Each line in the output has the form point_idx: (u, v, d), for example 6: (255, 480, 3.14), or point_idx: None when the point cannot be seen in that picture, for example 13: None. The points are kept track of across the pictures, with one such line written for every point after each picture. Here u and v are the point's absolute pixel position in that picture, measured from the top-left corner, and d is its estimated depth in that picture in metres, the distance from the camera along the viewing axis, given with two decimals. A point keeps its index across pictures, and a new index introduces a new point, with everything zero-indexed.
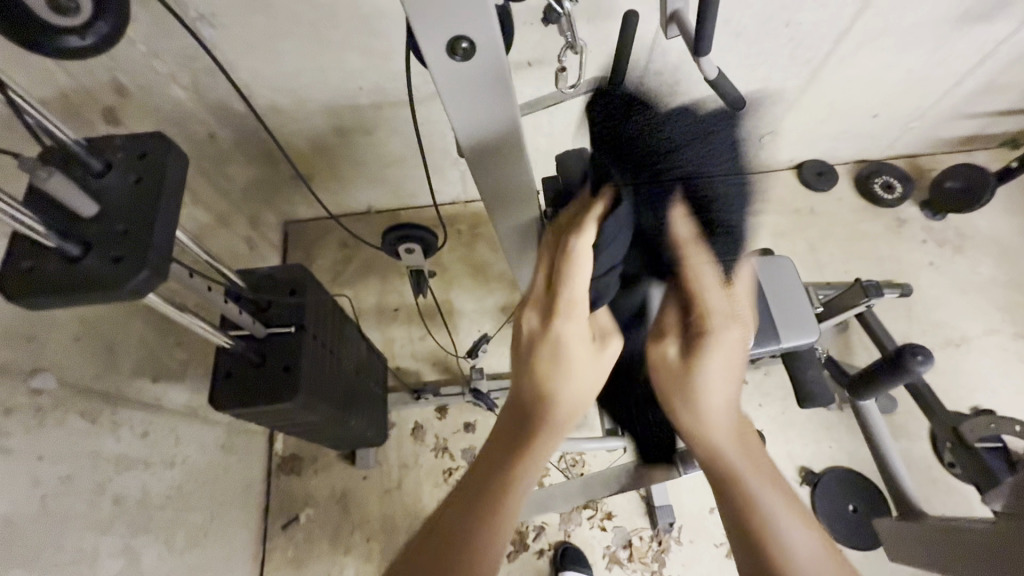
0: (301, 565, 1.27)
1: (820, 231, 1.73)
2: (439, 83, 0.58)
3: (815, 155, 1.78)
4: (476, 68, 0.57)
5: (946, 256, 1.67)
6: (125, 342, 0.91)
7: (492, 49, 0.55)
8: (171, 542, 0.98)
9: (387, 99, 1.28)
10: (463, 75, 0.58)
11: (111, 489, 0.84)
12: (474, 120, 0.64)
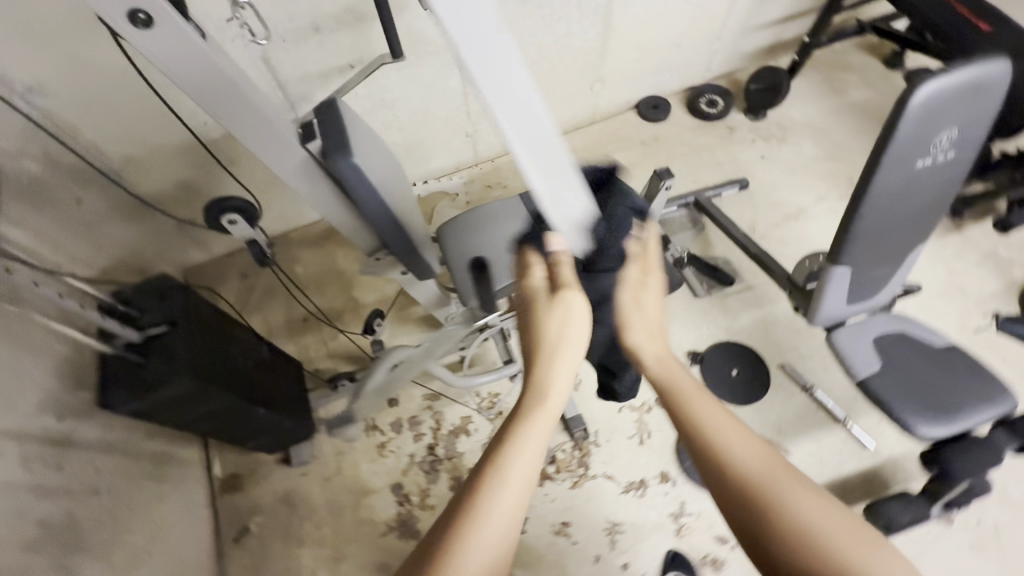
0: (261, 568, 1.33)
1: (665, 153, 1.95)
2: (151, 58, 0.64)
3: (646, 92, 2.00)
4: (170, 35, 0.62)
5: (773, 147, 1.93)
6: (23, 385, 0.98)
7: (160, 13, 0.60)
8: (113, 558, 1.03)
9: None
10: (168, 57, 0.64)
11: (32, 512, 0.90)
12: (207, 90, 0.68)
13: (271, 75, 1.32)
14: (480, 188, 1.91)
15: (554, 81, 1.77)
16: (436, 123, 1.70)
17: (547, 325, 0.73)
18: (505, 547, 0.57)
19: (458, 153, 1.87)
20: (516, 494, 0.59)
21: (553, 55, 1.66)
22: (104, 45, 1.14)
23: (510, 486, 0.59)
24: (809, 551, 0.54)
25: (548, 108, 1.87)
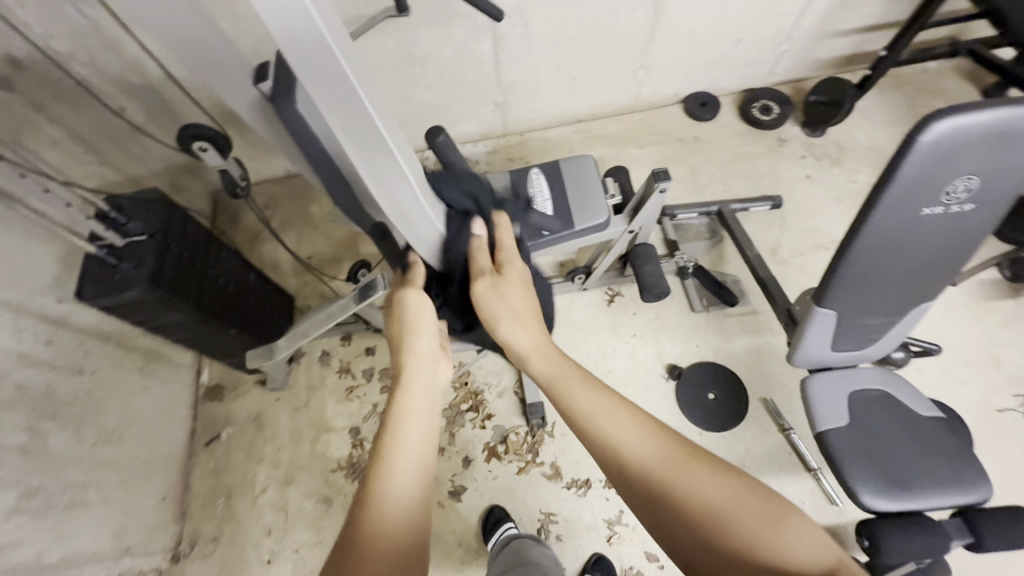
0: (220, 474, 1.43)
1: (702, 155, 1.83)
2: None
3: (697, 86, 1.87)
4: None
5: (823, 169, 1.77)
6: (29, 264, 1.08)
7: None
8: (80, 433, 1.15)
9: None
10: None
11: (12, 377, 1.02)
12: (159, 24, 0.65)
13: None
14: (501, 160, 1.88)
15: (595, 62, 1.68)
16: (466, 87, 1.68)
17: (405, 319, 0.80)
18: (412, 518, 0.63)
19: (486, 121, 1.84)
20: (412, 467, 0.66)
21: (595, 33, 1.58)
22: None
23: (407, 468, 0.66)
24: (690, 515, 0.57)
25: (586, 89, 1.79)
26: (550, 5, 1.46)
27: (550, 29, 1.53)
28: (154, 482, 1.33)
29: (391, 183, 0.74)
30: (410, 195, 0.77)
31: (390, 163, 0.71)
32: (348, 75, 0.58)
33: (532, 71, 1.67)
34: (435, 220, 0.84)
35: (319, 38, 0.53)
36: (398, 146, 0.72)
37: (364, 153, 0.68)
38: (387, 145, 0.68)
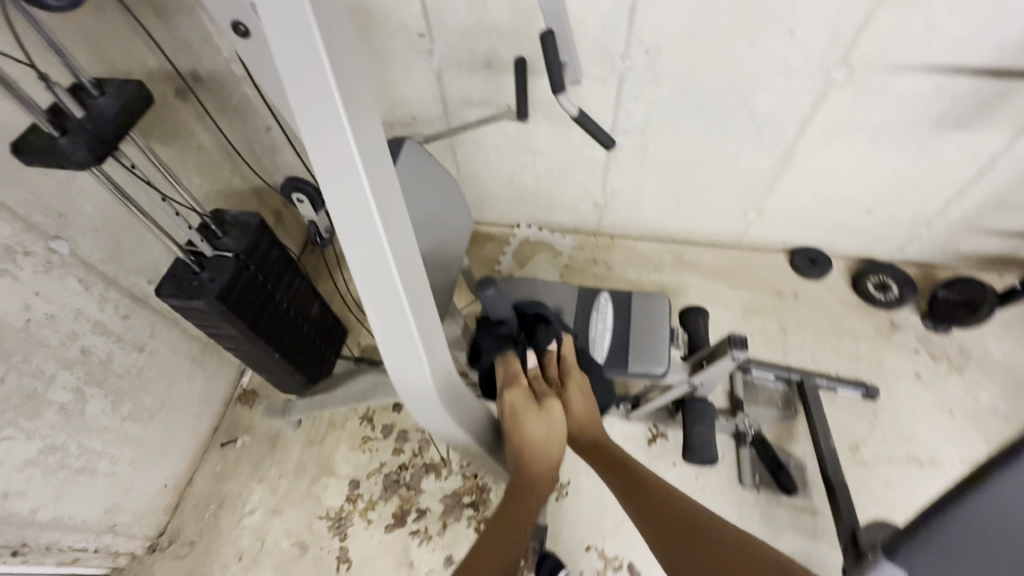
0: (221, 480, 1.46)
1: (797, 314, 1.68)
2: None
3: (811, 242, 1.75)
4: None
5: (937, 372, 1.55)
6: (135, 246, 1.22)
7: None
8: (117, 405, 1.22)
9: (397, 118, 1.55)
10: None
11: (82, 340, 1.12)
12: None
13: (439, 89, 1.45)
14: (585, 258, 1.86)
15: (705, 193, 1.64)
16: (570, 184, 1.70)
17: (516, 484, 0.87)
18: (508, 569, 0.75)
19: (581, 217, 1.84)
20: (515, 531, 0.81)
21: (712, 168, 1.54)
22: None
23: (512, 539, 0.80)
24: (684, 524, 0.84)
25: (689, 215, 1.74)
26: (672, 133, 1.46)
27: (667, 154, 1.53)
28: (163, 467, 1.38)
29: (376, 277, 0.60)
30: (391, 293, 0.61)
31: (383, 270, 0.59)
32: (333, 93, 0.50)
33: (639, 185, 1.66)
34: (420, 344, 0.64)
35: (307, 35, 0.48)
36: (400, 229, 0.60)
37: (344, 208, 0.56)
38: (369, 206, 0.56)
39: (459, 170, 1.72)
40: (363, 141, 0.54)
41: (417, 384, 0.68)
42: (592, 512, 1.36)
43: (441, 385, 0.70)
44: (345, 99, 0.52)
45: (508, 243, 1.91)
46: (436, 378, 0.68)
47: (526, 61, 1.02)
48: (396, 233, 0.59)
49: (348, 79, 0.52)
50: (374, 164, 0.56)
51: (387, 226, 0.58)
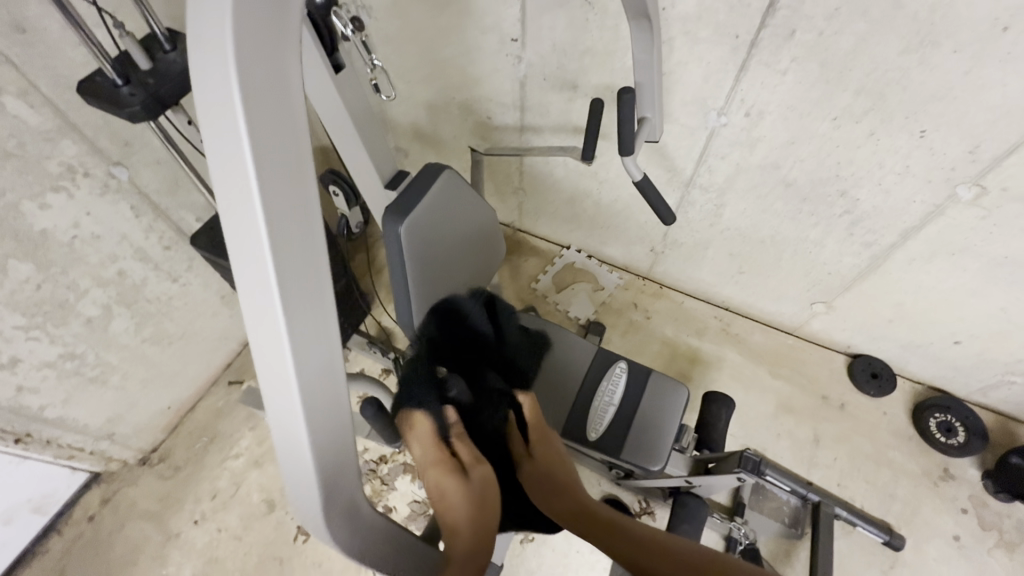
0: (219, 417, 1.52)
1: (838, 427, 1.52)
2: None
3: (879, 354, 1.56)
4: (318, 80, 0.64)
5: (979, 541, 1.37)
6: (191, 183, 1.25)
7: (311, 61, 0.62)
8: (140, 327, 1.28)
9: (472, 114, 1.50)
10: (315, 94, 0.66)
11: (120, 263, 1.17)
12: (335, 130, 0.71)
13: (520, 96, 1.38)
14: (627, 299, 1.76)
15: (773, 272, 1.49)
16: (631, 222, 1.60)
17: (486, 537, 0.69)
18: None
19: (634, 257, 1.74)
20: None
21: (788, 249, 1.39)
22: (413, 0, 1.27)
23: None
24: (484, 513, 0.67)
25: (750, 288, 1.59)
26: (753, 203, 1.32)
27: (742, 222, 1.39)
28: (171, 390, 1.44)
29: (267, 361, 0.42)
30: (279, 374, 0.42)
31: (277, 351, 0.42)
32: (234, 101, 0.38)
33: (704, 244, 1.53)
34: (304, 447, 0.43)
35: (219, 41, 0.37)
36: (296, 253, 0.42)
37: (228, 213, 0.40)
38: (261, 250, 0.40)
39: (523, 178, 1.66)
40: (270, 165, 0.40)
41: (301, 496, 0.44)
42: (552, 566, 1.31)
43: (336, 516, 0.46)
44: (247, 68, 0.38)
45: (553, 262, 1.84)
46: (333, 484, 0.46)
47: (602, 103, 0.95)
48: (292, 260, 0.42)
49: (269, 86, 0.40)
50: (279, 161, 0.40)
51: (276, 246, 0.40)
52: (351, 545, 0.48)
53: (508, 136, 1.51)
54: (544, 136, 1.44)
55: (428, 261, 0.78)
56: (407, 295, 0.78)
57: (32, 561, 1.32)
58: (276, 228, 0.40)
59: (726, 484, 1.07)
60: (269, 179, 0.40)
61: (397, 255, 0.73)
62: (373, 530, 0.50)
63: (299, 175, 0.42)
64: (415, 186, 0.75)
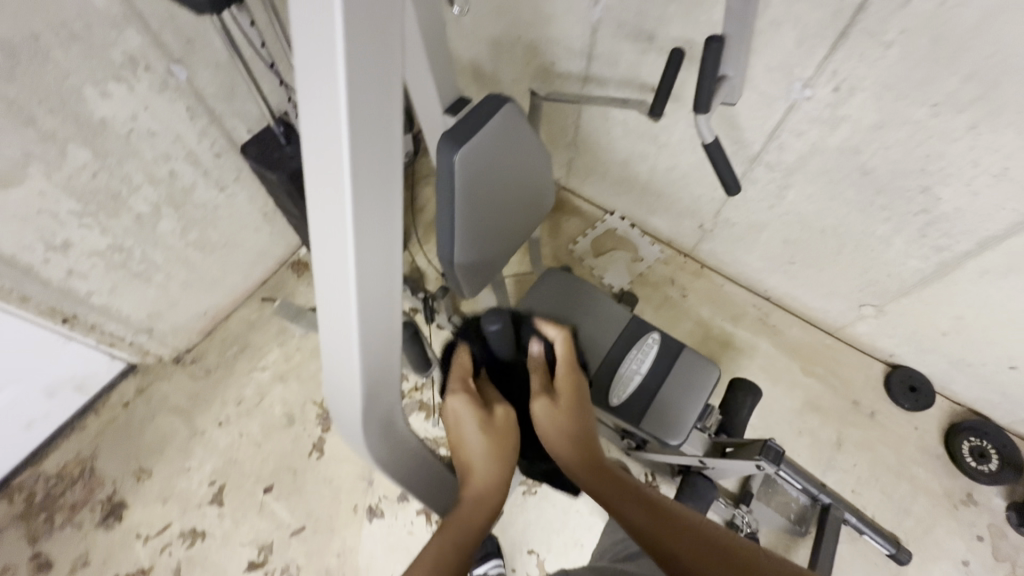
0: (251, 329, 1.56)
1: (863, 434, 1.47)
2: None
3: (922, 368, 1.49)
4: None
5: (989, 570, 1.33)
6: (247, 93, 1.24)
7: None
8: (185, 231, 1.31)
9: (536, 57, 1.43)
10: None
11: (172, 164, 1.18)
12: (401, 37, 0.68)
13: (589, 43, 1.30)
14: (665, 273, 1.71)
15: (827, 265, 1.42)
16: (685, 193, 1.53)
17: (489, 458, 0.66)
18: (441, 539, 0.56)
19: (681, 231, 1.67)
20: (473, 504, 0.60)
21: (849, 243, 1.31)
22: None
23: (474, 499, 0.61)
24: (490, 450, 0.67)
25: (798, 280, 1.52)
26: (822, 188, 1.24)
27: (804, 208, 1.31)
28: (209, 297, 1.49)
29: (335, 319, 0.45)
30: (344, 332, 0.45)
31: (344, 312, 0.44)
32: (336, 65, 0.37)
33: (757, 226, 1.46)
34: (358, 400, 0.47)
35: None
36: (373, 181, 0.41)
37: (310, 129, 0.40)
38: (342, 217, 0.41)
39: (578, 133, 1.59)
40: (361, 132, 0.39)
41: (351, 434, 0.49)
42: (551, 519, 1.34)
43: (378, 453, 0.51)
44: None
45: (594, 226, 1.79)
46: (371, 409, 0.48)
47: (682, 54, 0.88)
48: (368, 187, 0.41)
49: (369, 48, 0.38)
50: (368, 98, 0.39)
51: (355, 172, 0.40)
52: (388, 468, 0.53)
53: (569, 85, 1.44)
54: (608, 89, 1.37)
55: (478, 198, 0.75)
56: (451, 227, 0.75)
57: (70, 435, 1.42)
58: (359, 197, 0.40)
59: (741, 471, 1.05)
60: (358, 100, 0.38)
61: (448, 182, 0.70)
62: (404, 452, 0.54)
63: (386, 120, 0.40)
64: (477, 115, 0.71)
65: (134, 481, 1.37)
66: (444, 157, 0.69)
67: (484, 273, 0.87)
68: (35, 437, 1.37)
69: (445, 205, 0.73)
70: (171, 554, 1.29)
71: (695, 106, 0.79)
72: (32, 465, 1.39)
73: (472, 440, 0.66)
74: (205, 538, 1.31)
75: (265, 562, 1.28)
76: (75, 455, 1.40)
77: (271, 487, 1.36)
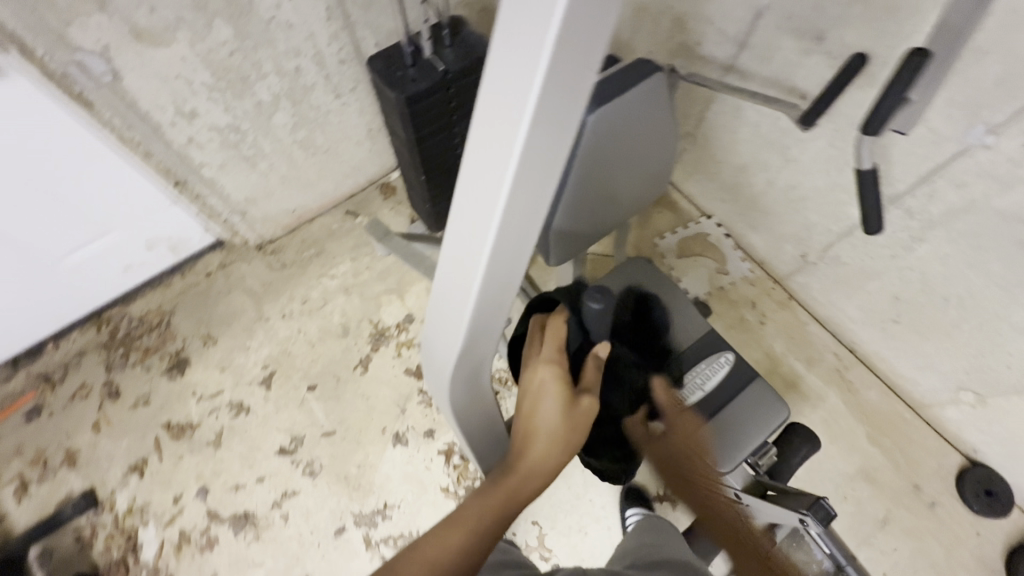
0: (330, 237, 1.62)
1: (914, 521, 1.35)
2: None
3: (1008, 475, 1.33)
4: None
5: None
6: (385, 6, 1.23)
7: None
8: (296, 128, 1.35)
9: (682, 32, 1.33)
10: None
11: (300, 61, 1.21)
12: None
13: (747, 29, 1.18)
14: (747, 294, 1.60)
15: (935, 335, 1.27)
16: (799, 216, 1.41)
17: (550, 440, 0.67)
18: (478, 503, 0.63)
19: (779, 255, 1.55)
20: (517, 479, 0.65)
21: (972, 318, 1.17)
22: None
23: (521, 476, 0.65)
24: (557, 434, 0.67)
25: (895, 341, 1.38)
26: (964, 250, 1.10)
27: (934, 266, 1.17)
28: (301, 197, 1.55)
29: (460, 271, 0.54)
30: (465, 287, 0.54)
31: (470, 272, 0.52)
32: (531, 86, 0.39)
33: (870, 272, 1.33)
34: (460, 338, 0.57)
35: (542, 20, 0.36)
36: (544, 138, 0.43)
37: (505, 65, 0.40)
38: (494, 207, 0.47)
39: (701, 123, 1.48)
40: (533, 145, 0.43)
41: (444, 352, 0.61)
42: (562, 500, 1.34)
43: (457, 380, 0.63)
44: (569, 26, 0.36)
45: (686, 225, 1.70)
46: (472, 327, 0.56)
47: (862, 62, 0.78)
48: (539, 146, 0.43)
49: (568, 73, 0.39)
50: (547, 117, 0.41)
51: (524, 155, 0.43)
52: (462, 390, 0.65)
53: (708, 70, 1.33)
54: (750, 84, 1.25)
55: (596, 167, 0.70)
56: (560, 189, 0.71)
57: (157, 288, 1.55)
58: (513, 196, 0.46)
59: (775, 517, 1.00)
60: (538, 118, 0.41)
61: (572, 142, 0.66)
62: (475, 382, 0.65)
63: (556, 135, 0.43)
64: (623, 79, 0.66)
65: (200, 344, 1.49)
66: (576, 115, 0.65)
67: (579, 245, 0.84)
68: (129, 282, 1.51)
69: (561, 166, 0.69)
70: (216, 418, 1.41)
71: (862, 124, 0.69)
72: (122, 304, 1.53)
73: (542, 418, 0.67)
74: (248, 414, 1.41)
75: (294, 452, 1.37)
76: (157, 307, 1.53)
77: (314, 387, 1.44)
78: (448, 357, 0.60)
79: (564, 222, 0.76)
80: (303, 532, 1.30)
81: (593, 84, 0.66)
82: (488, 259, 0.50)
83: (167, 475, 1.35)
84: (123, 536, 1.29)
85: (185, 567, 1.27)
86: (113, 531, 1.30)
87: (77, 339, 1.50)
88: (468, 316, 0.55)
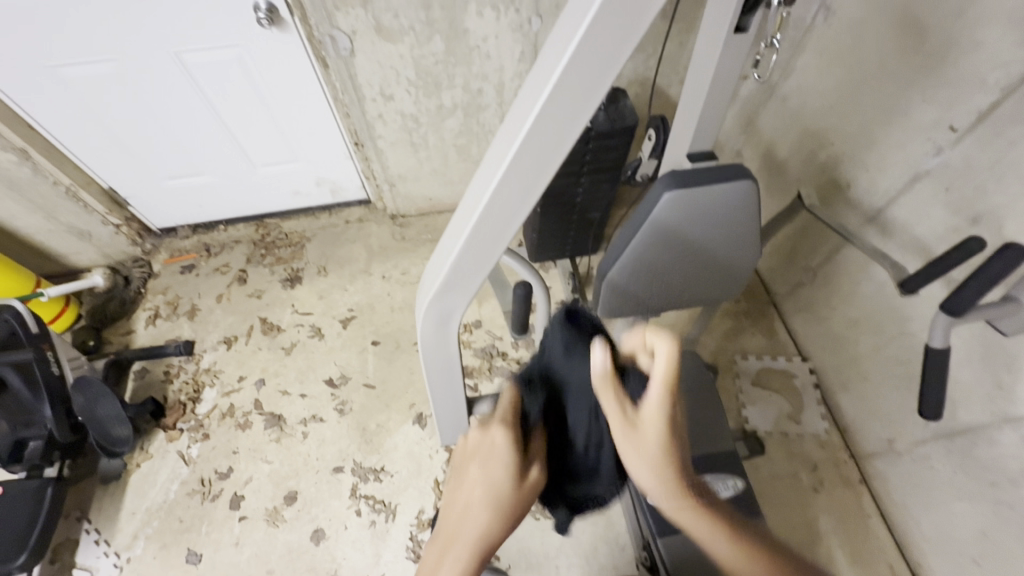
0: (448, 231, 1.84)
1: None
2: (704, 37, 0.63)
3: None
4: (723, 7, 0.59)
5: None
6: None
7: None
8: (459, 134, 1.58)
9: (834, 171, 1.32)
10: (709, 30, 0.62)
11: (484, 84, 1.44)
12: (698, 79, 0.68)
13: (898, 188, 1.14)
14: (811, 452, 1.47)
15: None
16: (898, 394, 1.28)
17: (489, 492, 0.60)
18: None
19: (865, 429, 1.40)
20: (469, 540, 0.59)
21: None
22: (879, 30, 1.12)
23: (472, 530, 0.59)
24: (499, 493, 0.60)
25: None
26: None
27: None
28: (441, 190, 1.79)
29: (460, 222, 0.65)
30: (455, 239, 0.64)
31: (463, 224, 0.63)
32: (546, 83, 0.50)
33: (959, 488, 1.15)
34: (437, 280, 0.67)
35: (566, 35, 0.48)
36: (557, 118, 0.52)
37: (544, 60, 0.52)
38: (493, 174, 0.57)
39: (826, 263, 1.43)
40: (537, 131, 0.52)
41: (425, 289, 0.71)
42: (532, 550, 1.33)
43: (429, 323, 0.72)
44: (583, 50, 0.47)
45: (775, 357, 1.61)
46: (450, 274, 0.66)
47: (983, 246, 0.73)
48: (570, 87, 0.49)
49: (574, 89, 0.50)
50: (551, 116, 0.51)
51: (527, 137, 0.53)
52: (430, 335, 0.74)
53: (849, 216, 1.29)
54: (886, 241, 1.20)
55: (664, 239, 0.76)
56: (628, 243, 0.78)
57: (308, 216, 1.89)
58: (509, 170, 0.56)
59: None
60: (545, 110, 0.51)
61: (648, 208, 0.73)
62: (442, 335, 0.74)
63: (555, 133, 0.53)
64: (714, 172, 0.72)
65: (316, 271, 1.77)
66: (658, 186, 0.72)
67: (631, 307, 0.89)
68: (292, 205, 1.87)
69: (633, 224, 0.76)
70: (297, 332, 1.66)
71: (945, 303, 0.67)
72: (280, 218, 1.89)
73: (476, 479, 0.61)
74: (321, 340, 1.64)
75: (337, 386, 1.56)
76: (302, 231, 1.87)
77: (377, 343, 1.63)
78: (432, 277, 0.69)
79: (623, 276, 0.82)
80: (311, 454, 1.46)
81: (685, 168, 0.73)
82: (475, 219, 0.60)
83: (244, 357, 1.62)
84: (193, 386, 1.57)
85: (220, 433, 1.49)
86: (189, 379, 1.58)
87: (239, 229, 1.88)
88: (449, 263, 0.64)
